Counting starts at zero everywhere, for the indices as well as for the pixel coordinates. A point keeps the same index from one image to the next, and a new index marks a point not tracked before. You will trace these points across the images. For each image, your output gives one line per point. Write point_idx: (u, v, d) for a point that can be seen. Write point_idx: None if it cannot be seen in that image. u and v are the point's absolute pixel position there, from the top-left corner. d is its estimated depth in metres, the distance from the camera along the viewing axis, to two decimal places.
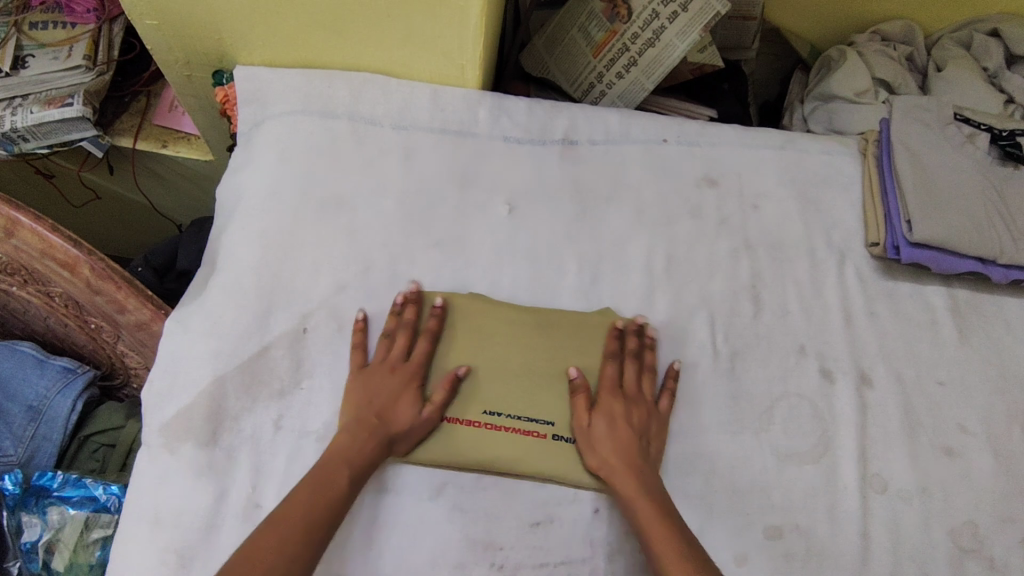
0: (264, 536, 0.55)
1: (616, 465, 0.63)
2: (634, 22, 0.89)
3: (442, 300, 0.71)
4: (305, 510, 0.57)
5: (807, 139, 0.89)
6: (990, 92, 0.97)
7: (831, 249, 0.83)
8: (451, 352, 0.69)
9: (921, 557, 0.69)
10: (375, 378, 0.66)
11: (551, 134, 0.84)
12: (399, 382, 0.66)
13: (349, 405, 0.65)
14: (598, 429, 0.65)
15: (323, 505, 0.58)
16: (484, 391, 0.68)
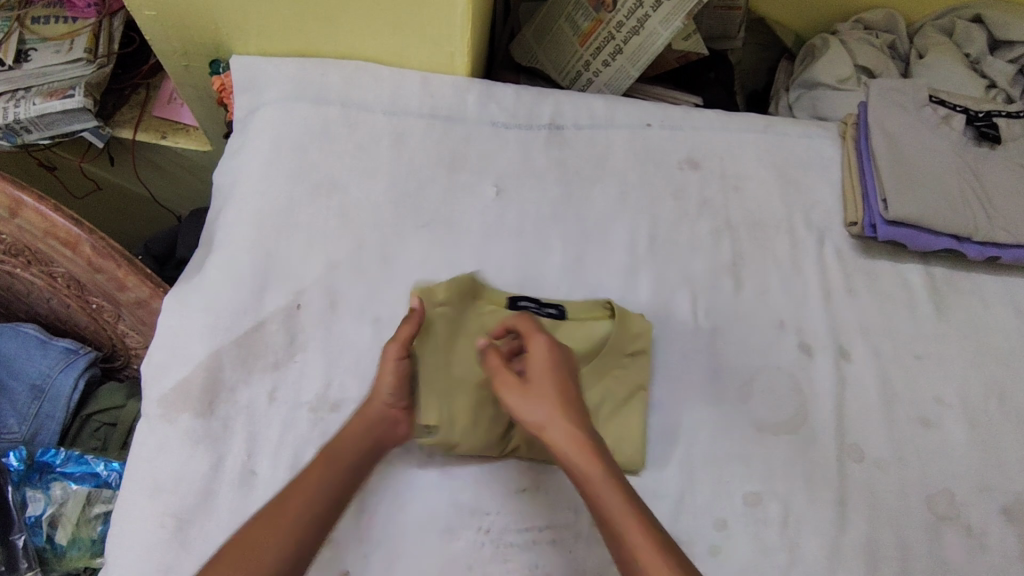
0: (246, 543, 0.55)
1: (552, 430, 0.58)
2: (619, 11, 0.91)
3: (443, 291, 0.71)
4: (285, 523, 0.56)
5: (788, 123, 0.91)
6: (970, 77, 1.00)
7: (811, 228, 0.85)
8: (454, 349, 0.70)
9: (898, 523, 0.71)
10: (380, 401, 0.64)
11: (538, 119, 0.87)
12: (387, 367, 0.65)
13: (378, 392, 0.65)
14: (532, 394, 0.60)
15: (302, 524, 0.56)
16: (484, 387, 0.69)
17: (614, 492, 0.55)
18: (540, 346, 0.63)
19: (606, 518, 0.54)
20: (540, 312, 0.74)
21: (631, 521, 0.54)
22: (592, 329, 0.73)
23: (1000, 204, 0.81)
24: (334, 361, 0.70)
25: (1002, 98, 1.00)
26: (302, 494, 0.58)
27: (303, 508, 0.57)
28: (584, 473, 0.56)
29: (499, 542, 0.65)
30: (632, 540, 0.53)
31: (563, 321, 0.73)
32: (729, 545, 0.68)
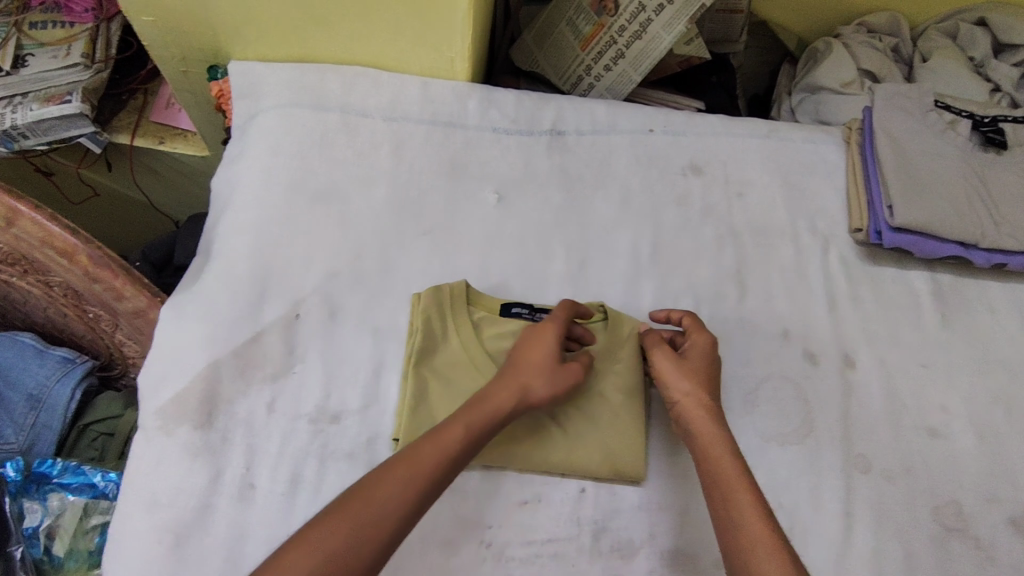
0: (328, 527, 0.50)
1: (695, 415, 0.64)
2: (621, 15, 0.91)
3: (431, 298, 0.71)
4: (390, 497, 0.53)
5: (791, 128, 0.91)
6: (975, 81, 0.99)
7: (815, 235, 0.84)
8: (446, 362, 0.69)
9: (906, 534, 0.70)
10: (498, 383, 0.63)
11: (539, 124, 0.86)
12: (540, 355, 0.65)
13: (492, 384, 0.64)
14: (685, 389, 0.66)
15: (391, 508, 0.52)
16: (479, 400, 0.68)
17: (734, 471, 0.60)
18: (705, 341, 0.68)
19: (726, 492, 0.59)
20: (534, 318, 0.72)
21: (748, 495, 0.58)
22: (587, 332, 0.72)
23: (1007, 210, 0.80)
24: (334, 372, 0.69)
25: (1007, 102, 0.98)
26: (401, 483, 0.53)
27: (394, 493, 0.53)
28: (711, 454, 0.61)
29: (501, 556, 0.64)
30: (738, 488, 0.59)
31: None
32: None
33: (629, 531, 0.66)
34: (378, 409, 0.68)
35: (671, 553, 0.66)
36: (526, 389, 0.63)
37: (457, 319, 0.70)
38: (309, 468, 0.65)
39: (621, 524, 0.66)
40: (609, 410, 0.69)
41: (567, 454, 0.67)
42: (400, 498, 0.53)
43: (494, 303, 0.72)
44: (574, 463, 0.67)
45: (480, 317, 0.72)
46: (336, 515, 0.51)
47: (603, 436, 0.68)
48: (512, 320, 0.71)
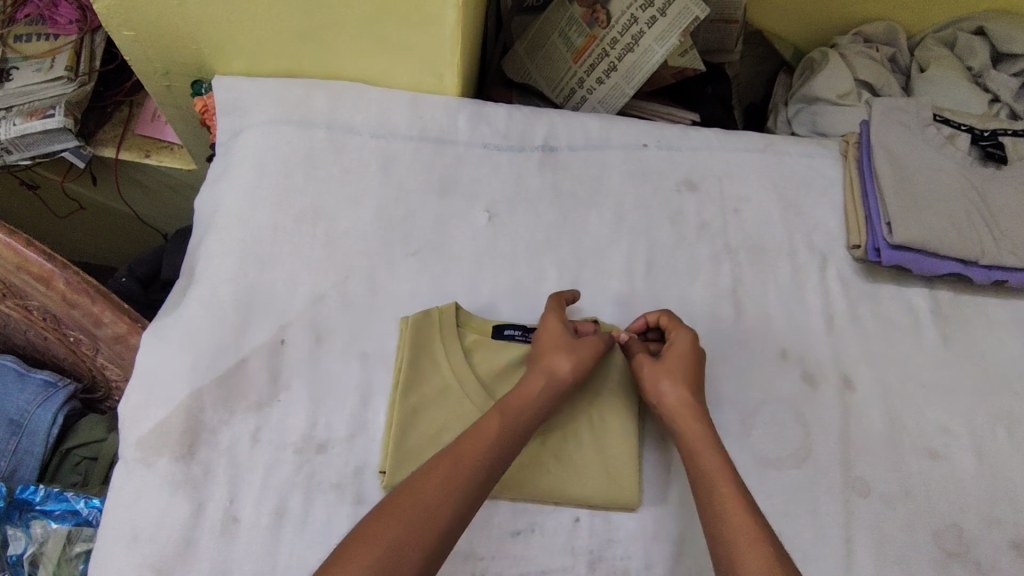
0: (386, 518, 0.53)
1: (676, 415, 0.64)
2: (613, 27, 0.89)
3: (414, 323, 0.69)
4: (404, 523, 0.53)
5: (787, 142, 0.89)
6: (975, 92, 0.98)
7: (813, 251, 0.82)
8: (435, 388, 0.67)
9: (907, 560, 0.68)
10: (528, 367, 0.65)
11: (531, 141, 0.84)
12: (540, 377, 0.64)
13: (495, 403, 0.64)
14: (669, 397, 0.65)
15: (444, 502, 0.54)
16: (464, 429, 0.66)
17: (715, 464, 0.60)
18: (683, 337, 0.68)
19: (709, 482, 0.59)
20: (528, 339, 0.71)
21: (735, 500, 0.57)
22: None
23: (1006, 226, 0.78)
24: (321, 399, 0.67)
25: (1005, 113, 0.98)
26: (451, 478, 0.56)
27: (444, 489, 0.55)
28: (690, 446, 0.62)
29: None
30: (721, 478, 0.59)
31: None
32: None
33: (625, 561, 0.65)
34: (365, 437, 0.66)
35: None
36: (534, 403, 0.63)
37: (447, 340, 0.69)
38: (296, 499, 0.63)
39: (617, 553, 0.65)
40: (612, 437, 0.68)
41: (557, 482, 0.65)
42: (421, 518, 0.53)
43: (487, 326, 0.71)
44: (564, 491, 0.65)
45: (472, 341, 0.70)
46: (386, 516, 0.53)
47: (596, 463, 0.66)
48: (505, 343, 0.70)
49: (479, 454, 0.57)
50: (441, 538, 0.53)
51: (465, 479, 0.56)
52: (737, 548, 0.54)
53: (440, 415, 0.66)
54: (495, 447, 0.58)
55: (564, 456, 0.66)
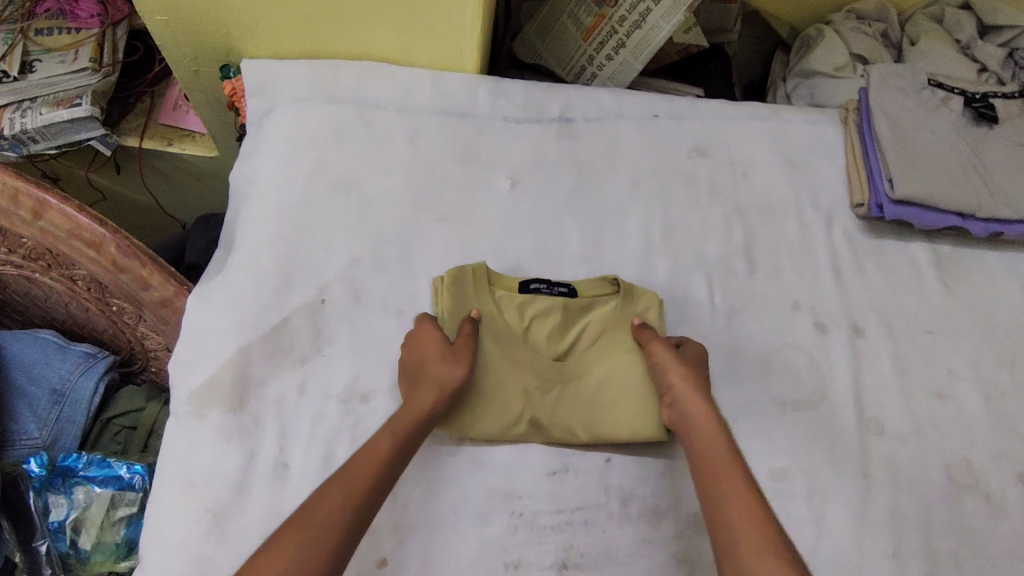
0: (312, 507, 0.56)
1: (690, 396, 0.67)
2: (621, 5, 0.94)
3: (447, 288, 0.72)
4: (331, 511, 0.56)
5: (790, 110, 0.93)
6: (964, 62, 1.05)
7: (819, 210, 0.87)
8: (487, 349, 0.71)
9: (920, 492, 0.72)
10: (419, 361, 0.68)
11: (548, 113, 0.88)
12: (435, 355, 0.67)
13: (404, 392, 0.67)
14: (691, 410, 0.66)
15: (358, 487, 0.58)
16: (506, 386, 0.69)
17: (723, 463, 0.61)
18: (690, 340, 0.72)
19: (717, 484, 0.60)
20: (552, 291, 0.74)
21: (739, 509, 0.58)
22: (606, 303, 0.75)
23: (1000, 181, 0.83)
24: (362, 353, 0.71)
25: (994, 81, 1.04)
26: (365, 464, 0.59)
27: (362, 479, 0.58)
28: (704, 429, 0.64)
29: (534, 525, 0.66)
30: (732, 493, 0.59)
31: (575, 298, 0.75)
32: None
33: (655, 497, 0.68)
34: None
35: (696, 517, 0.68)
36: (439, 384, 0.66)
37: (479, 294, 0.73)
38: (342, 447, 0.66)
39: (647, 490, 0.68)
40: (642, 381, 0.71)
41: (588, 420, 0.69)
42: (342, 504, 0.56)
43: (513, 282, 0.74)
44: (596, 430, 0.69)
45: (499, 295, 0.74)
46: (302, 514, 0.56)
47: (622, 402, 0.70)
48: (531, 297, 0.74)
49: (370, 470, 0.59)
50: (337, 555, 0.54)
51: (355, 490, 0.58)
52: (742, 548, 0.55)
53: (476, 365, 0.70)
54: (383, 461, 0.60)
55: (594, 397, 0.70)
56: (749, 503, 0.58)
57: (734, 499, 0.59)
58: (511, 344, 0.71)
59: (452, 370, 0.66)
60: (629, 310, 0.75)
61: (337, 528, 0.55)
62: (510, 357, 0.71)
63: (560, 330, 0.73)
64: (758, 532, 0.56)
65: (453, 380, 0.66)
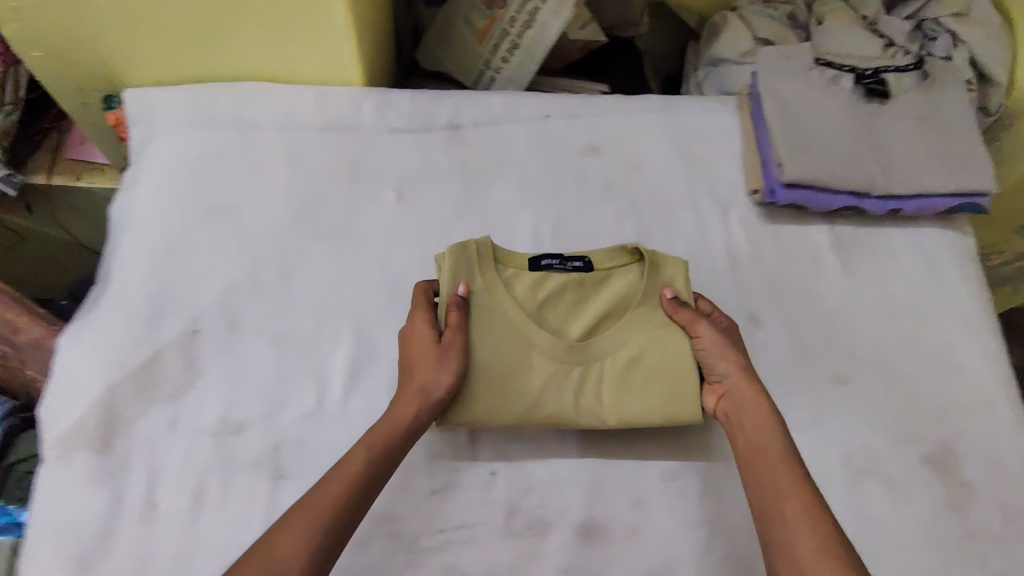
0: (283, 526, 0.55)
1: (742, 389, 0.65)
2: (510, 7, 0.93)
3: (447, 269, 0.70)
4: (301, 530, 0.54)
5: (686, 100, 0.92)
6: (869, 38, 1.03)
7: (715, 200, 0.85)
8: (495, 333, 0.69)
9: (819, 484, 0.70)
10: (421, 355, 0.66)
11: (435, 121, 0.87)
12: (431, 354, 0.65)
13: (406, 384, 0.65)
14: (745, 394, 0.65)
15: (332, 504, 0.56)
16: (510, 368, 0.68)
17: (775, 452, 0.61)
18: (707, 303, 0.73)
19: (772, 473, 0.59)
20: (565, 267, 0.73)
21: (793, 502, 0.57)
22: (620, 275, 0.73)
23: (892, 158, 0.82)
24: (237, 383, 0.69)
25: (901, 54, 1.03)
26: (339, 480, 0.58)
27: (335, 495, 0.57)
28: (762, 424, 0.63)
29: (414, 547, 0.64)
30: (782, 490, 0.58)
31: (589, 272, 0.73)
32: (648, 525, 0.67)
33: (540, 509, 0.67)
34: (281, 415, 0.68)
35: (582, 526, 0.66)
36: (421, 382, 0.64)
37: (486, 273, 0.70)
38: (215, 481, 0.65)
39: (532, 502, 0.67)
40: (652, 356, 0.69)
41: (615, 404, 0.68)
42: (315, 522, 0.55)
43: (523, 260, 0.72)
44: (624, 412, 0.68)
45: (509, 273, 0.72)
46: (277, 531, 0.54)
47: (654, 383, 0.69)
48: (543, 274, 0.72)
49: (343, 486, 0.58)
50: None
51: (321, 509, 0.56)
52: (793, 539, 0.55)
53: (495, 354, 0.68)
54: (358, 482, 0.58)
55: (623, 378, 0.69)
56: (804, 500, 0.57)
57: (786, 495, 0.57)
58: (529, 325, 0.69)
59: (450, 367, 0.65)
60: (660, 283, 0.72)
61: (313, 548, 0.54)
62: (549, 322, 0.71)
63: (578, 306, 0.72)
64: (805, 532, 0.55)
65: (444, 381, 0.65)
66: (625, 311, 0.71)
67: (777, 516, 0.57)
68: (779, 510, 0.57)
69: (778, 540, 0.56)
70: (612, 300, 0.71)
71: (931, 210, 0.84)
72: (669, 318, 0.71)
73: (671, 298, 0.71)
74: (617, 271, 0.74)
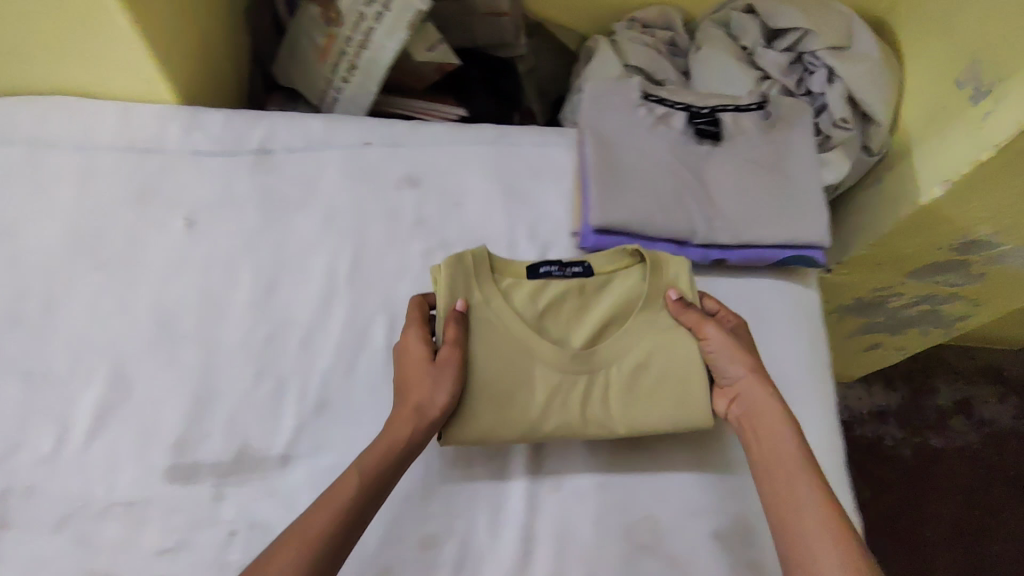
0: (275, 558, 0.53)
1: (754, 390, 0.64)
2: (345, 25, 0.88)
3: (446, 276, 0.68)
4: (289, 559, 0.53)
5: (522, 132, 0.88)
6: (743, 71, 0.99)
7: (534, 241, 0.80)
8: (504, 342, 0.67)
9: (592, 558, 0.63)
10: (415, 367, 0.64)
11: (246, 145, 0.82)
12: (426, 368, 0.63)
13: (410, 393, 0.63)
14: (749, 401, 0.64)
15: (324, 533, 0.55)
16: (523, 378, 0.66)
17: (791, 461, 0.59)
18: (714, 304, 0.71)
19: (784, 485, 0.58)
20: (565, 273, 0.72)
21: (819, 510, 0.56)
22: (626, 280, 0.71)
23: (718, 204, 0.77)
24: None
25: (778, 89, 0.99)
26: (325, 509, 0.56)
27: (320, 521, 0.55)
28: (767, 431, 0.62)
29: None
30: (809, 497, 0.57)
31: (589, 277, 0.71)
32: None
33: None
34: (15, 459, 0.65)
35: None
36: (416, 402, 0.62)
37: (483, 284, 0.69)
38: None
39: None
40: (653, 369, 0.67)
41: (625, 413, 0.66)
42: (300, 553, 0.53)
43: (521, 268, 0.71)
44: (636, 421, 0.66)
45: (508, 283, 0.70)
46: (261, 565, 0.53)
47: (662, 391, 0.66)
48: (543, 281, 0.70)
49: (333, 513, 0.56)
50: None
51: (307, 539, 0.54)
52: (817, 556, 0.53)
53: (501, 365, 0.66)
54: (353, 499, 0.57)
55: (629, 383, 0.66)
56: (823, 508, 0.56)
57: (812, 503, 0.56)
58: (530, 335, 0.67)
59: (449, 378, 0.63)
60: (657, 286, 0.70)
61: None
62: (554, 326, 0.69)
63: (579, 313, 0.70)
64: (828, 546, 0.53)
65: (439, 396, 0.62)
66: (603, 323, 0.69)
67: (796, 537, 0.55)
68: (801, 525, 0.56)
69: (795, 553, 0.55)
70: (609, 309, 0.70)
71: (764, 260, 0.77)
72: (674, 320, 0.69)
73: (677, 299, 0.69)
74: (616, 276, 0.72)
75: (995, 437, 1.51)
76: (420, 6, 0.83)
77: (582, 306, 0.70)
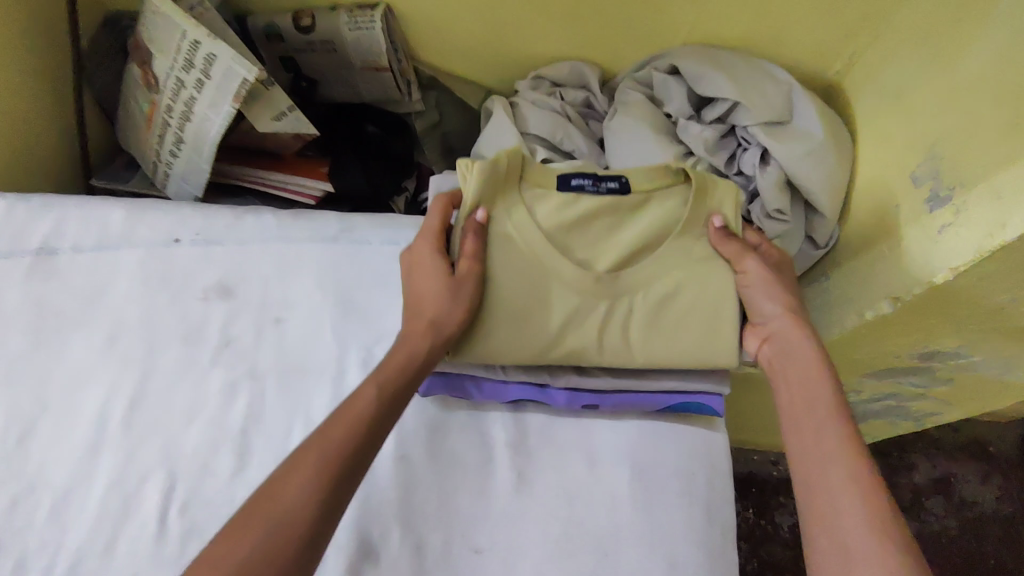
0: (290, 471, 0.48)
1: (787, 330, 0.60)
2: (164, 93, 0.74)
3: (479, 181, 0.61)
4: (309, 471, 0.48)
5: (370, 223, 0.72)
6: (663, 143, 0.82)
7: (368, 370, 0.65)
8: (525, 260, 0.62)
9: None
10: (427, 276, 0.60)
11: (24, 242, 0.68)
12: (441, 281, 0.59)
13: (422, 301, 0.59)
14: (781, 343, 0.60)
15: (349, 444, 0.50)
16: (540, 298, 0.62)
17: (829, 400, 0.54)
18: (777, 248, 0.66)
19: (820, 421, 0.53)
20: (598, 189, 0.64)
21: (857, 454, 0.50)
22: (670, 200, 0.64)
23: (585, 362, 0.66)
24: None
25: (704, 167, 0.82)
26: (346, 420, 0.52)
27: (346, 433, 0.51)
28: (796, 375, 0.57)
29: None
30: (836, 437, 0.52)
31: (627, 195, 0.64)
32: None
33: None
34: None
35: None
36: (432, 318, 0.58)
37: (509, 198, 0.63)
38: None
39: None
40: (698, 292, 0.62)
41: (645, 347, 0.63)
42: (319, 460, 0.49)
43: (549, 178, 0.63)
44: (656, 355, 0.63)
45: (534, 193, 0.63)
46: (279, 480, 0.48)
47: (687, 322, 0.62)
48: (574, 194, 0.63)
49: (348, 428, 0.51)
50: (309, 538, 0.46)
51: (334, 451, 0.50)
52: (841, 504, 0.48)
53: (514, 285, 0.62)
54: (365, 421, 0.52)
55: (653, 315, 0.62)
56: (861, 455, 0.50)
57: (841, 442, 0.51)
58: (550, 255, 0.62)
59: (465, 293, 0.59)
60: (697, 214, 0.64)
61: (321, 494, 0.47)
62: (581, 239, 0.63)
63: (609, 233, 0.64)
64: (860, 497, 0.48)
65: (460, 309, 0.59)
66: (635, 248, 0.63)
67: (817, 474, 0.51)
68: (833, 469, 0.50)
69: (817, 505, 0.50)
70: (630, 231, 0.63)
71: (657, 408, 0.66)
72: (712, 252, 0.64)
73: (719, 228, 0.64)
74: (660, 193, 0.65)
75: (977, 523, 1.17)
76: (246, 76, 0.67)
77: (616, 222, 0.64)
